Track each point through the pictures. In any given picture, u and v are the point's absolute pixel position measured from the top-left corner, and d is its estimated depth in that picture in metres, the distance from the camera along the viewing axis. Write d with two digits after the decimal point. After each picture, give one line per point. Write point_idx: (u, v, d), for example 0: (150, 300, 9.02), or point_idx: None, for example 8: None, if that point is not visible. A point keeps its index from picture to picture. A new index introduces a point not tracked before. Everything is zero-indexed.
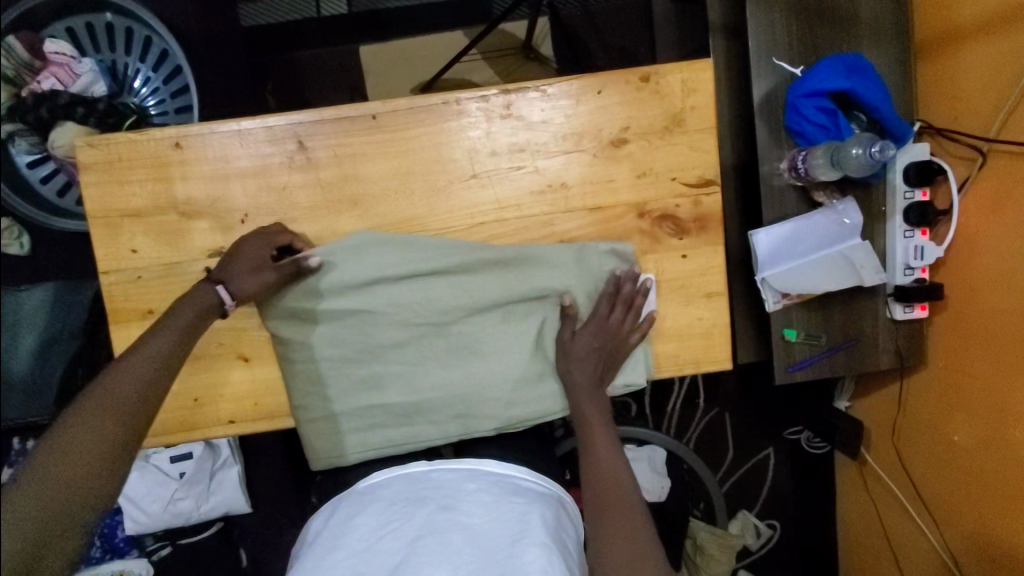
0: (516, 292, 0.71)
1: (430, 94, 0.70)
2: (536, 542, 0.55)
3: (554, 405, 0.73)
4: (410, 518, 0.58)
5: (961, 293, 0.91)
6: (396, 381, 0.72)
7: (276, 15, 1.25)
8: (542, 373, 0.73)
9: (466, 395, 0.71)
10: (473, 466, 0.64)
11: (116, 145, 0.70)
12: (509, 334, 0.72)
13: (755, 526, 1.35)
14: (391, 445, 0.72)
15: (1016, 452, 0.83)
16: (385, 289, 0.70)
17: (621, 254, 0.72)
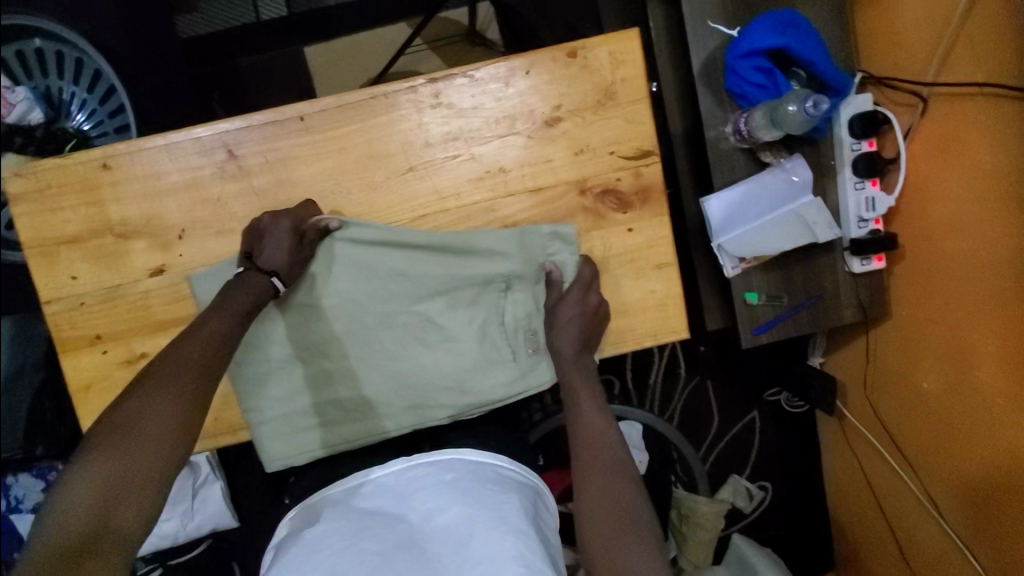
0: (461, 279, 0.71)
1: (358, 90, 0.69)
2: (512, 531, 0.52)
3: (505, 390, 0.71)
4: (392, 526, 0.55)
5: (916, 240, 0.91)
6: (347, 378, 0.71)
7: (216, 23, 1.22)
8: (493, 358, 0.71)
9: (419, 386, 0.71)
10: (449, 457, 0.61)
11: (44, 171, 0.68)
12: (457, 322, 0.71)
13: (746, 489, 1.36)
14: (346, 443, 0.71)
15: (984, 394, 0.84)
16: (329, 281, 0.70)
17: (563, 236, 0.71)
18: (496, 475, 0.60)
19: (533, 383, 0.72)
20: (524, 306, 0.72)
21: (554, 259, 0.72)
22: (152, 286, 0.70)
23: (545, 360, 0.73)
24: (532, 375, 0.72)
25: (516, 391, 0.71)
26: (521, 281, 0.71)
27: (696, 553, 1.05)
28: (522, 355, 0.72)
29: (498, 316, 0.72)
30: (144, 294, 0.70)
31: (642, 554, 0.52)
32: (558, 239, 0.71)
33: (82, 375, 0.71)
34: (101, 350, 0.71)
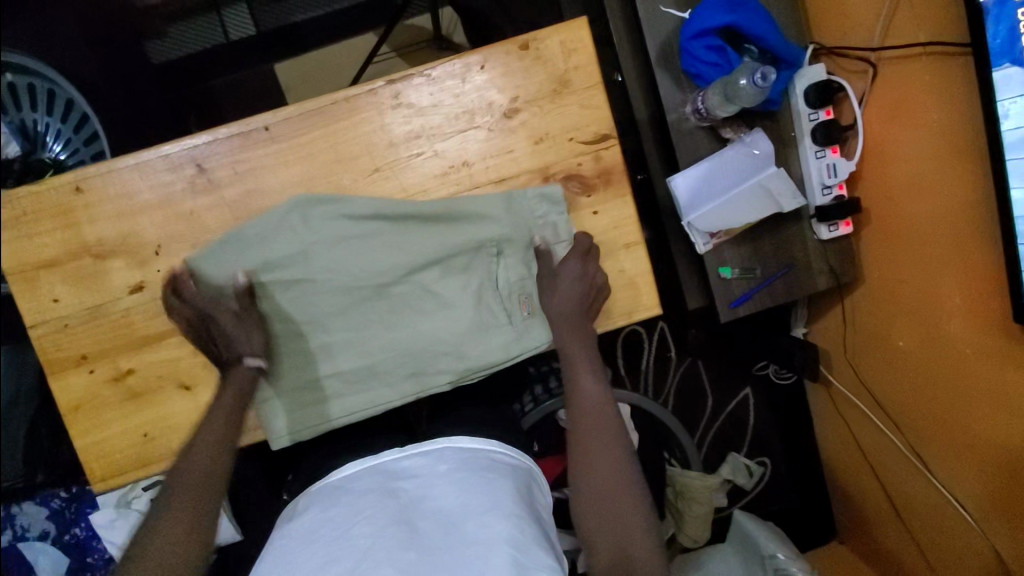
0: (451, 247, 0.72)
1: (319, 96, 0.71)
2: (504, 514, 0.54)
3: (503, 352, 0.73)
4: (383, 507, 0.55)
5: (879, 202, 0.93)
6: (343, 352, 0.72)
7: (186, 47, 1.25)
8: (490, 321, 0.73)
9: (418, 352, 0.73)
10: (443, 447, 0.62)
11: (19, 199, 0.70)
12: (452, 289, 0.73)
13: (745, 466, 1.37)
14: (350, 413, 0.73)
15: (958, 348, 0.86)
16: (317, 255, 0.70)
17: (550, 196, 0.72)
18: (490, 462, 0.61)
19: (531, 344, 0.74)
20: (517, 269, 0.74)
21: (544, 219, 0.73)
22: (134, 303, 0.72)
23: (540, 321, 0.74)
24: (530, 336, 0.74)
25: (514, 353, 0.73)
26: (511, 245, 0.73)
27: (694, 528, 1.07)
28: (517, 317, 0.74)
29: (491, 281, 0.74)
30: (126, 312, 0.72)
31: (633, 523, 0.57)
32: (544, 199, 0.72)
33: (71, 395, 0.73)
34: (88, 370, 0.73)
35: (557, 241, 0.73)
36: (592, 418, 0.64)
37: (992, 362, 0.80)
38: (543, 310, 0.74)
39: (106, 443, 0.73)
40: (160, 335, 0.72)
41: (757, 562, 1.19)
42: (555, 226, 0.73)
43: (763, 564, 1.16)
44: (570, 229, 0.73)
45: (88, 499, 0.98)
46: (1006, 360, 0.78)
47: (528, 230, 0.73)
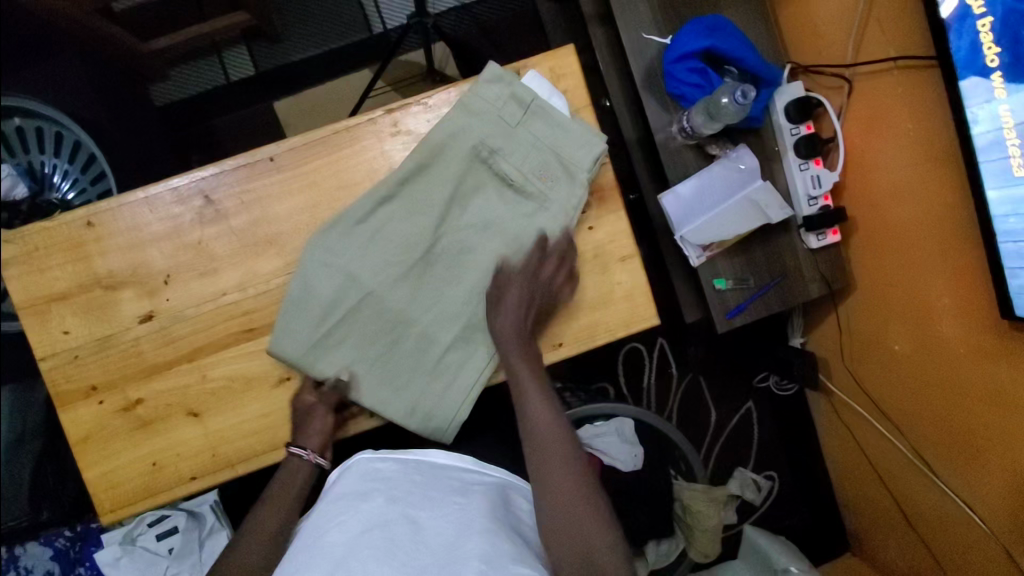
0: (461, 173, 0.74)
1: (321, 127, 0.75)
2: (479, 529, 0.58)
3: (559, 233, 0.74)
4: (356, 512, 0.59)
5: (864, 209, 0.97)
6: (442, 331, 0.74)
7: (188, 88, 1.30)
8: (531, 217, 0.74)
9: (496, 281, 0.74)
10: (418, 460, 0.68)
11: (31, 236, 0.72)
12: (485, 207, 0.75)
13: (753, 481, 1.37)
14: (487, 366, 0.73)
15: (949, 345, 0.88)
16: (354, 269, 0.72)
17: (498, 76, 0.74)
18: (462, 478, 0.67)
19: (569, 208, 0.74)
20: (516, 154, 0.74)
21: (502, 98, 0.74)
22: (142, 332, 0.73)
23: (565, 177, 0.74)
24: (563, 200, 0.74)
25: (564, 225, 0.74)
26: (497, 138, 0.74)
27: (703, 544, 1.06)
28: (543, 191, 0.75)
29: (505, 181, 0.75)
30: (135, 341, 0.73)
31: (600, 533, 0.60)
32: (493, 82, 0.74)
33: (81, 427, 0.73)
34: (97, 401, 0.73)
35: (524, 104, 0.74)
36: (550, 422, 0.67)
37: (985, 361, 0.82)
38: (560, 169, 0.74)
39: (115, 473, 0.74)
40: (169, 363, 0.74)
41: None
42: (515, 91, 0.74)
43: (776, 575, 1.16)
44: (525, 85, 0.75)
45: (94, 536, 0.95)
46: (1000, 358, 0.79)
47: (500, 116, 0.74)
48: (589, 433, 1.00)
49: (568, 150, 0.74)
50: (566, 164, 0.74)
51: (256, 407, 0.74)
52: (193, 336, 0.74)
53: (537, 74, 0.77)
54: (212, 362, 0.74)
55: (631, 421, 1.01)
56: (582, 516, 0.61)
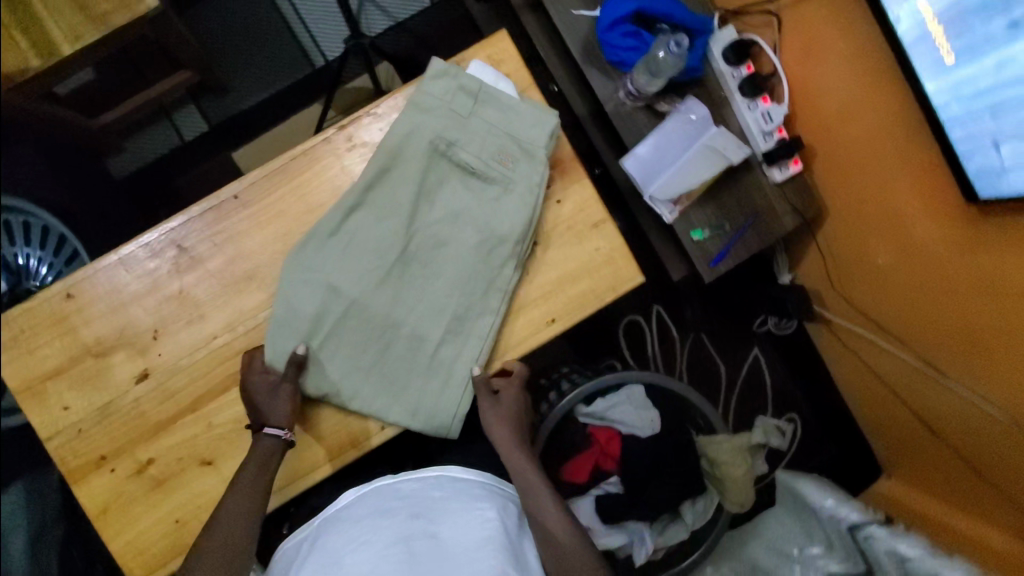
0: (423, 169, 0.75)
1: (277, 156, 0.76)
2: (493, 547, 0.63)
3: (527, 212, 0.75)
4: (378, 531, 0.63)
5: (819, 133, 0.99)
6: (430, 328, 0.75)
7: (146, 155, 1.34)
8: (499, 201, 0.76)
9: (475, 270, 0.75)
10: (439, 475, 0.73)
11: (14, 319, 0.72)
12: (452, 198, 0.76)
13: (776, 427, 1.34)
14: (479, 354, 0.75)
15: (927, 244, 0.89)
16: (335, 285, 0.73)
17: (444, 69, 0.75)
18: (480, 493, 0.72)
19: (533, 186, 0.75)
20: (473, 143, 0.76)
21: (451, 91, 0.76)
22: (141, 392, 0.73)
23: (525, 158, 0.76)
24: (526, 180, 0.76)
25: (532, 204, 0.75)
26: (453, 131, 0.75)
27: (737, 495, 1.03)
28: (504, 175, 0.76)
29: (467, 171, 0.76)
30: (135, 402, 0.73)
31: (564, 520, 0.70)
32: (440, 77, 0.75)
33: (98, 498, 0.73)
34: (109, 469, 0.73)
35: (473, 94, 0.76)
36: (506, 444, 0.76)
37: (967, 252, 0.83)
38: (517, 151, 0.76)
39: (141, 538, 0.73)
40: (174, 417, 0.74)
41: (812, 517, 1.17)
42: (462, 83, 0.76)
43: (817, 514, 1.16)
44: (470, 74, 0.76)
45: None
46: (980, 245, 0.81)
47: (452, 108, 0.76)
48: (602, 407, 1.03)
49: (523, 131, 0.76)
50: (524, 146, 0.76)
51: None
52: (191, 385, 0.74)
53: (482, 64, 0.78)
54: (215, 408, 0.74)
55: (642, 386, 1.02)
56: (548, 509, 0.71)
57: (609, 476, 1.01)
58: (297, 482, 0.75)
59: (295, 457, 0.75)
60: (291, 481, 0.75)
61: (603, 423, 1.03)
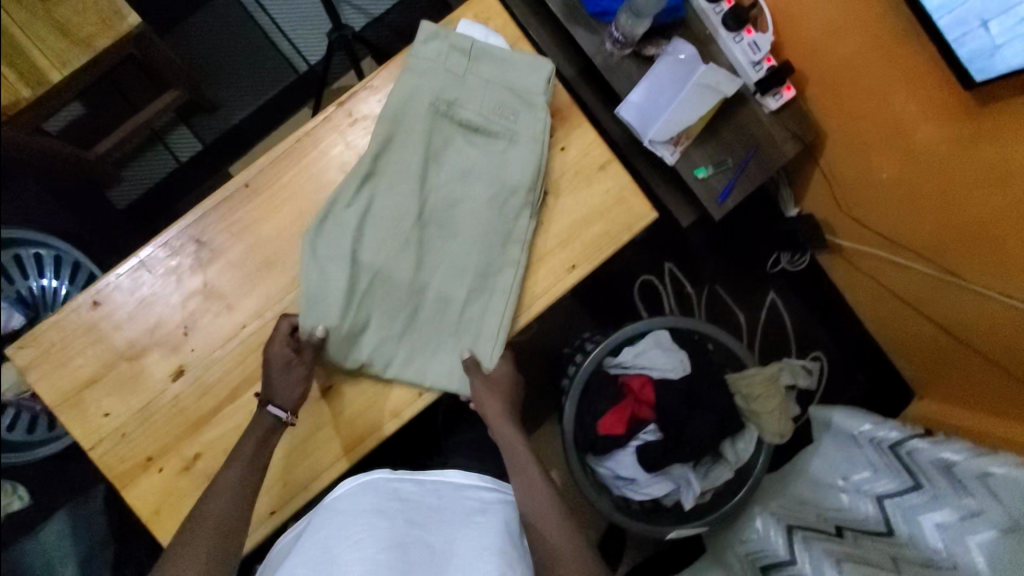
0: (428, 130, 0.75)
1: (282, 140, 0.77)
2: (494, 552, 0.63)
3: (535, 159, 0.77)
4: (374, 529, 0.62)
5: (809, 56, 1.02)
6: (455, 286, 0.76)
7: (146, 182, 1.34)
8: (506, 152, 0.77)
9: (492, 223, 0.76)
10: (439, 482, 0.74)
11: (44, 333, 0.73)
12: (459, 158, 0.77)
13: (803, 367, 1.31)
14: (506, 305, 0.77)
15: (929, 146, 0.90)
16: (358, 253, 0.73)
17: (434, 31, 0.77)
18: (479, 498, 0.73)
19: (537, 133, 0.77)
20: (472, 99, 0.77)
21: (444, 52, 0.77)
22: (180, 388, 0.73)
23: (525, 108, 0.77)
24: (529, 128, 0.77)
25: (538, 151, 0.77)
26: (451, 91, 0.76)
27: (777, 425, 1.02)
28: (506, 128, 0.77)
29: (470, 128, 0.77)
30: (174, 400, 0.73)
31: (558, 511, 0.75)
32: (433, 38, 0.76)
33: (148, 501, 0.72)
34: (157, 470, 0.73)
35: (466, 51, 0.77)
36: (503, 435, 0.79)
37: (968, 147, 0.84)
38: (517, 102, 0.77)
39: None
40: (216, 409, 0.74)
41: (854, 443, 1.16)
42: (453, 42, 0.77)
43: (860, 440, 1.15)
44: (461, 33, 0.77)
45: None
46: (979, 137, 0.81)
47: (448, 68, 0.77)
48: (632, 355, 1.03)
49: (520, 82, 0.78)
50: (522, 96, 0.78)
51: (311, 420, 0.75)
52: (227, 376, 0.74)
53: (469, 23, 0.80)
54: (254, 395, 0.74)
55: (667, 331, 1.03)
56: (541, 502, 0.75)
57: (646, 425, 1.01)
58: (342, 460, 0.75)
59: (338, 435, 0.76)
60: (337, 458, 0.75)
61: (635, 371, 1.03)
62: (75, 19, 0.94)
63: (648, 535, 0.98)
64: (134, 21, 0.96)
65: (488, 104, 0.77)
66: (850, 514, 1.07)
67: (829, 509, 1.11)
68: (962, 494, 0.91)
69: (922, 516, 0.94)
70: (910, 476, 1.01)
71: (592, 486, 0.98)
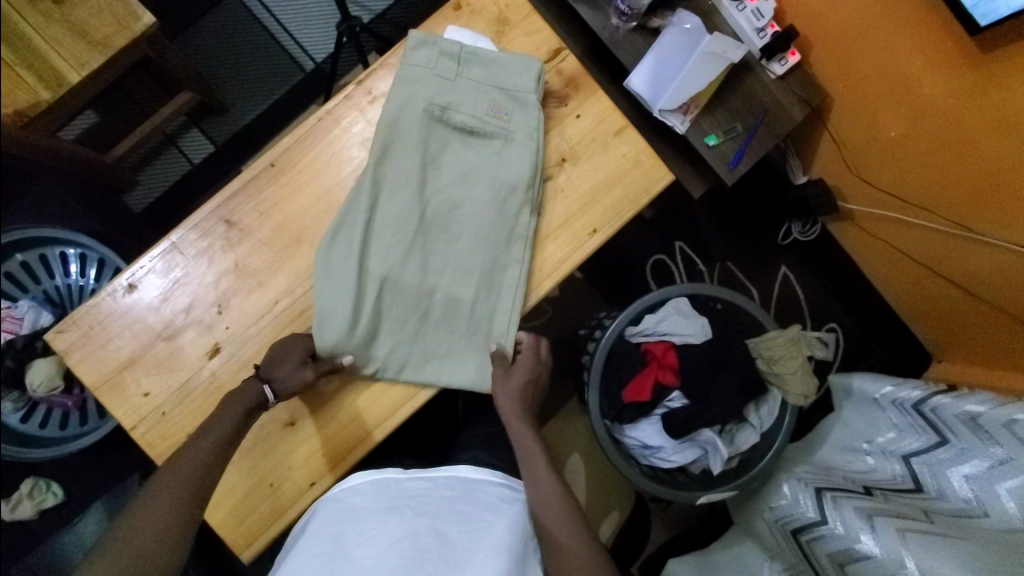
0: (424, 137, 0.76)
1: (304, 121, 0.79)
2: (499, 549, 0.62)
3: (531, 157, 0.78)
4: (387, 527, 0.63)
5: (813, 23, 1.05)
6: (462, 288, 0.77)
7: (161, 185, 1.34)
8: (502, 153, 0.78)
9: (494, 222, 0.77)
10: (448, 476, 0.74)
11: (83, 316, 0.75)
12: (457, 161, 0.78)
13: (818, 339, 1.23)
14: (513, 303, 0.78)
15: (936, 100, 0.92)
16: (373, 239, 0.75)
17: (422, 40, 0.77)
18: (487, 494, 0.73)
19: (532, 131, 0.78)
20: (465, 104, 0.78)
21: (434, 58, 0.77)
22: (216, 365, 0.75)
23: (518, 107, 0.78)
24: (523, 127, 0.78)
25: (535, 148, 0.78)
26: (444, 96, 0.77)
27: (800, 386, 1.02)
28: (501, 131, 0.78)
29: (465, 131, 0.78)
30: (211, 376, 0.75)
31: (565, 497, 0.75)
32: (422, 46, 0.77)
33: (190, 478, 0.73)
34: None
35: (456, 56, 0.78)
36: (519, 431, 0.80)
37: (974, 97, 0.86)
38: (510, 102, 0.78)
39: (242, 507, 0.75)
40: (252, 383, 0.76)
41: (873, 405, 1.16)
42: (443, 47, 0.77)
43: (881, 402, 1.15)
44: (449, 39, 0.78)
45: None
46: (982, 85, 0.84)
47: (438, 74, 0.77)
48: (652, 323, 1.04)
49: (511, 82, 0.79)
50: (514, 95, 0.79)
51: (346, 392, 0.77)
52: (261, 352, 0.76)
53: (457, 29, 0.81)
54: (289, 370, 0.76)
55: (685, 298, 1.04)
56: (549, 493, 0.74)
57: (671, 393, 1.03)
58: (378, 429, 0.77)
59: (373, 405, 0.77)
60: (372, 429, 0.77)
61: (656, 338, 1.04)
62: (90, 20, 0.85)
63: (679, 500, 0.99)
64: (149, 21, 0.86)
65: (481, 107, 0.78)
66: (877, 475, 1.05)
67: (855, 472, 1.10)
68: (989, 443, 0.91)
69: (950, 470, 0.93)
70: (936, 433, 1.00)
71: (619, 454, 0.99)
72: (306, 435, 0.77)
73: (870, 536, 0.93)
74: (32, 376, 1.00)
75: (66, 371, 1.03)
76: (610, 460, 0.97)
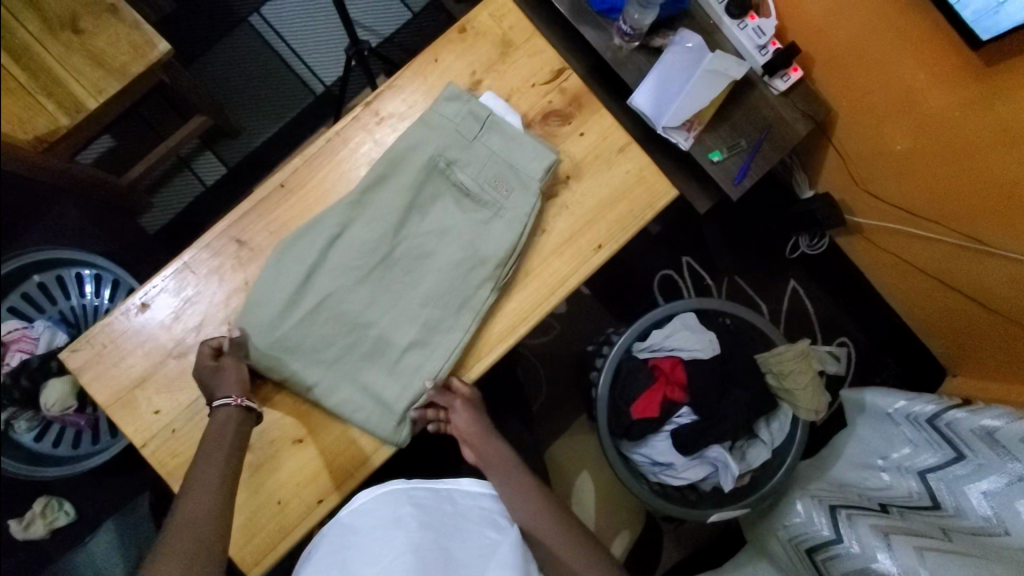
0: (417, 184, 0.78)
1: (314, 142, 0.81)
2: (505, 566, 0.62)
3: (514, 236, 0.77)
4: (391, 539, 0.62)
5: (816, 40, 1.07)
6: (399, 331, 0.77)
7: (174, 206, 1.37)
8: (488, 223, 0.78)
9: (453, 284, 0.77)
10: (450, 489, 0.73)
11: (97, 335, 0.76)
12: (444, 214, 0.79)
13: (829, 353, 1.20)
14: (440, 368, 0.76)
15: (944, 114, 0.92)
16: (338, 261, 0.76)
17: (456, 95, 0.80)
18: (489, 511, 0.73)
19: (522, 216, 0.78)
20: (472, 166, 0.79)
21: (461, 115, 0.79)
22: None
23: (520, 188, 0.78)
24: (517, 209, 0.78)
25: (519, 230, 0.77)
26: (454, 150, 0.79)
27: (811, 401, 1.00)
28: (494, 199, 0.79)
29: (462, 190, 0.79)
30: None
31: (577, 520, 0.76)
32: (452, 98, 0.79)
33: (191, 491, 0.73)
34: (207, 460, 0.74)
35: (481, 120, 0.79)
36: (497, 458, 0.80)
37: (981, 110, 0.86)
38: (516, 182, 0.78)
39: (250, 523, 0.75)
40: (266, 396, 0.77)
41: (887, 420, 1.14)
42: (473, 108, 0.79)
43: (893, 418, 1.13)
44: (482, 103, 0.80)
45: None
46: (990, 98, 0.84)
47: (458, 130, 0.79)
48: (660, 338, 1.04)
49: (522, 163, 0.79)
50: (522, 177, 0.79)
51: None
52: None
53: (492, 96, 0.82)
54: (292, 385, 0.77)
55: (692, 313, 1.04)
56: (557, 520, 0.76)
57: (680, 408, 1.02)
58: (386, 446, 0.77)
59: None
60: (379, 446, 0.77)
61: (663, 354, 1.03)
62: (109, 49, 0.90)
63: (688, 518, 0.97)
64: (165, 49, 0.92)
65: (490, 150, 0.79)
66: (893, 492, 1.03)
67: (870, 489, 1.07)
68: (1007, 459, 0.88)
69: (967, 486, 0.91)
70: (952, 448, 0.98)
71: (627, 469, 0.98)
72: (315, 453, 0.77)
73: (886, 555, 0.91)
74: (47, 395, 1.01)
75: (79, 390, 1.04)
76: (616, 473, 0.97)
